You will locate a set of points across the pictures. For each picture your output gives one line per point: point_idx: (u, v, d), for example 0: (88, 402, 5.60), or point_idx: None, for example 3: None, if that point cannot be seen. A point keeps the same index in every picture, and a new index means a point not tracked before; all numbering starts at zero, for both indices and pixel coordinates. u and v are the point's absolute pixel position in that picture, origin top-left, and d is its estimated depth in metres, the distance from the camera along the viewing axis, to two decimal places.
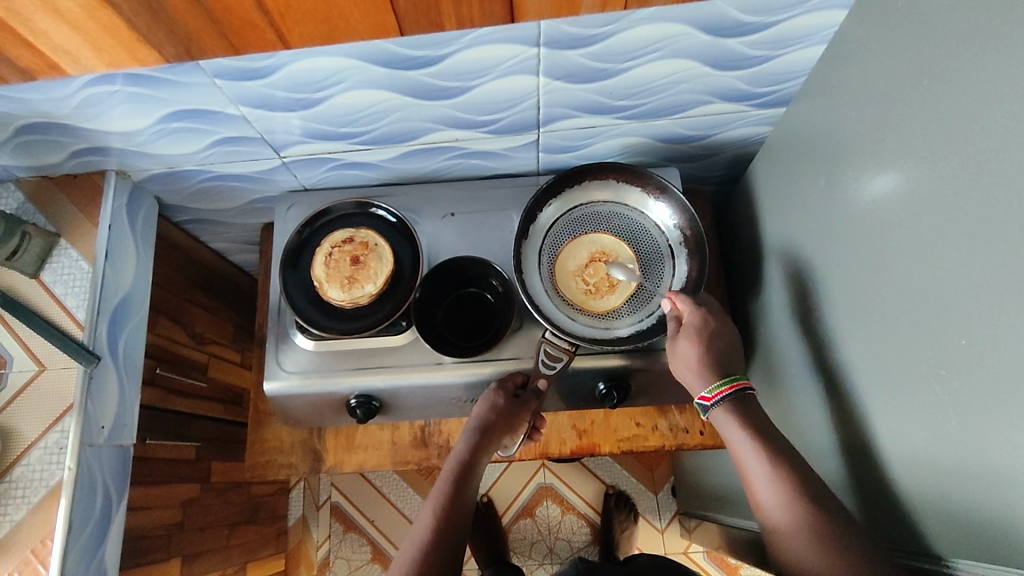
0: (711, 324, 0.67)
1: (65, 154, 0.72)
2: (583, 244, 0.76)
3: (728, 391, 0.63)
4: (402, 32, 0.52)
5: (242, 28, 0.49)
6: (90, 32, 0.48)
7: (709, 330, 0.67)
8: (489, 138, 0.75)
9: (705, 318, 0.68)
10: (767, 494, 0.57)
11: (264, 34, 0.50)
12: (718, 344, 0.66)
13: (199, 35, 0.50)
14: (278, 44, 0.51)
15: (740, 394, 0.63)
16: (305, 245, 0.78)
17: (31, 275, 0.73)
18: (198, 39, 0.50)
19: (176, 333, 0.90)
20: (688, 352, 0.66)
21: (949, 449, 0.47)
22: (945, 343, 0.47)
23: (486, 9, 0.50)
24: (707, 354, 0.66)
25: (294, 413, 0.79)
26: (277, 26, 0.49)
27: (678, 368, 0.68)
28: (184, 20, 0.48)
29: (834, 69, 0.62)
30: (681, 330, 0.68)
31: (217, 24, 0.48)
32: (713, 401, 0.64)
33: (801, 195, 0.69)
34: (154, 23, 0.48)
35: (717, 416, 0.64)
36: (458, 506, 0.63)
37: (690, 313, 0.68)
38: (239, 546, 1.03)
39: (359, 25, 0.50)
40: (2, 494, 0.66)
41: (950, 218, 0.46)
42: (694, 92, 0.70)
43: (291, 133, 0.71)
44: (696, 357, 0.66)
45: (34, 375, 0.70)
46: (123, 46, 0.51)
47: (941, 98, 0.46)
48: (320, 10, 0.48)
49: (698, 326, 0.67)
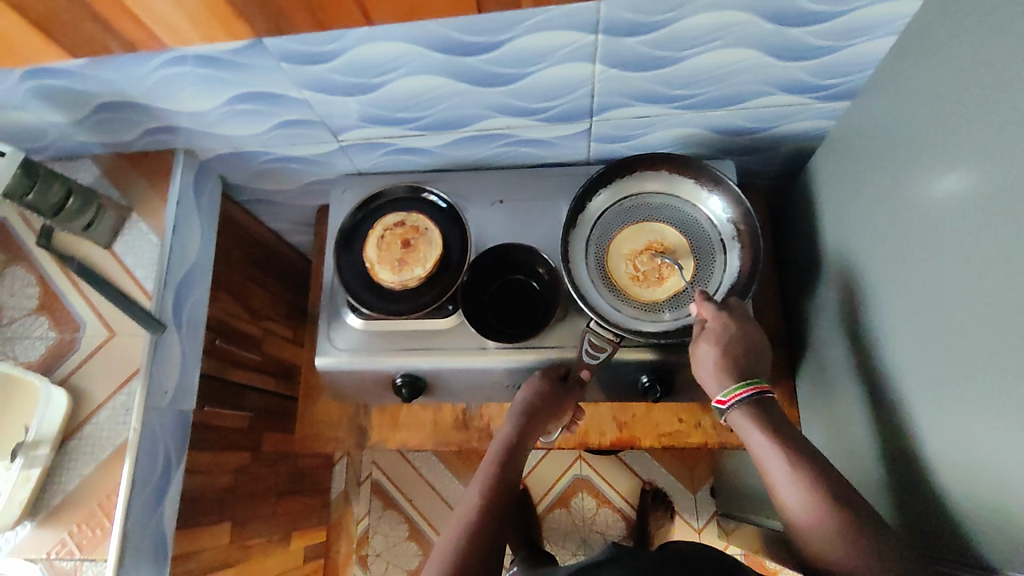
0: (734, 329, 0.66)
1: (139, 132, 0.76)
2: (644, 232, 0.76)
3: (747, 393, 0.62)
4: (480, 7, 0.53)
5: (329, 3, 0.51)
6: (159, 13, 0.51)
7: (730, 334, 0.65)
8: (542, 126, 0.75)
9: (728, 324, 0.66)
10: (797, 500, 0.56)
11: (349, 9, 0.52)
12: (739, 350, 0.65)
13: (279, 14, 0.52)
14: (361, 18, 0.53)
15: (759, 397, 0.62)
16: (359, 227, 0.80)
17: (104, 245, 0.77)
18: (289, 12, 0.52)
19: (234, 308, 0.94)
20: (710, 356, 0.65)
21: (1004, 462, 0.45)
22: (1009, 349, 0.45)
23: None
24: (729, 360, 0.64)
25: (342, 389, 0.81)
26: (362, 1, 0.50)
27: (698, 372, 0.66)
28: None
29: (904, 61, 0.59)
30: (703, 332, 0.66)
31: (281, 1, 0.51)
32: (729, 403, 0.63)
33: (861, 192, 0.66)
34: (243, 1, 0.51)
35: (735, 419, 0.63)
36: (502, 489, 0.63)
37: (713, 317, 0.66)
38: (285, 515, 1.08)
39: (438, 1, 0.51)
40: (72, 449, 0.71)
41: (1022, 218, 0.43)
42: (753, 83, 0.68)
43: (349, 117, 0.72)
44: (718, 361, 0.64)
45: (104, 340, 0.74)
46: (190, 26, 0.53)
47: (1019, 91, 0.44)
48: None
49: (720, 331, 0.65)
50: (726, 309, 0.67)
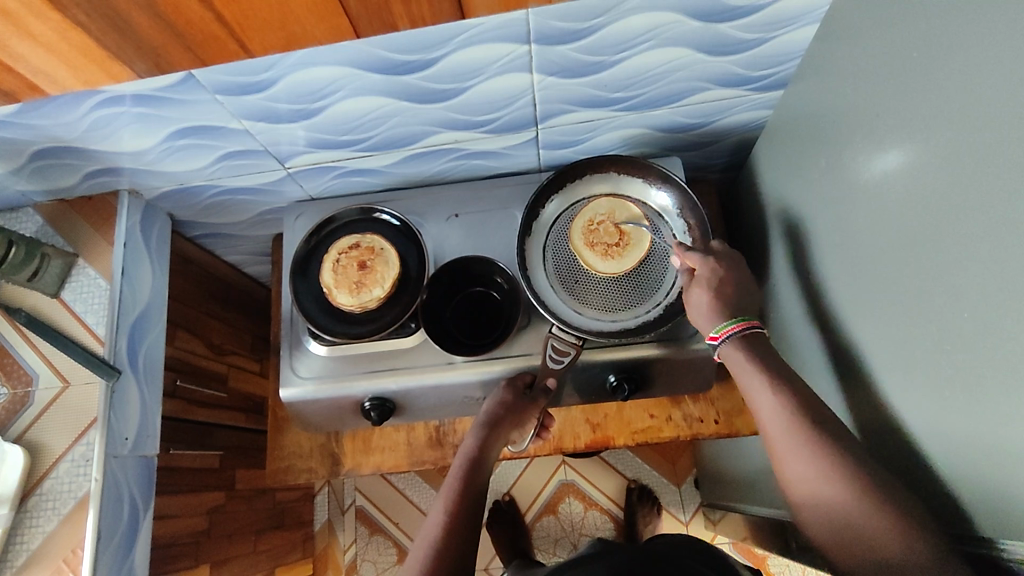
0: (721, 273, 0.67)
1: (79, 176, 0.74)
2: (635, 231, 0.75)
3: (735, 330, 0.63)
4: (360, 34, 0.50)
5: (204, 40, 0.48)
6: (66, 52, 0.49)
7: (719, 278, 0.67)
8: (488, 138, 0.76)
9: (715, 268, 0.67)
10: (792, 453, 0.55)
11: (227, 45, 0.49)
12: (730, 291, 0.66)
13: (166, 49, 0.49)
14: (242, 53, 0.51)
15: (745, 333, 0.63)
16: (313, 254, 0.79)
17: (52, 294, 0.76)
18: (166, 53, 0.50)
19: (195, 346, 0.92)
20: (701, 301, 0.66)
21: (963, 425, 0.46)
22: (952, 320, 0.46)
23: (435, 8, 0.48)
24: (720, 301, 0.65)
25: (311, 418, 0.80)
26: (237, 35, 0.48)
27: (693, 317, 0.68)
28: (150, 35, 0.48)
29: (829, 47, 0.61)
30: (693, 279, 0.68)
31: (181, 37, 0.48)
32: (720, 339, 0.64)
33: (804, 176, 0.68)
34: (123, 41, 0.48)
35: (727, 354, 0.64)
36: (469, 500, 0.63)
37: (700, 264, 0.68)
38: (266, 552, 1.05)
39: (316, 30, 0.49)
40: (32, 506, 0.69)
41: (952, 193, 0.45)
42: (690, 79, 0.69)
43: (295, 143, 0.72)
44: (709, 306, 0.65)
45: (59, 391, 0.72)
46: (97, 64, 0.51)
47: (938, 69, 0.46)
48: (270, 13, 0.46)
49: (709, 275, 0.67)
50: (710, 256, 0.68)
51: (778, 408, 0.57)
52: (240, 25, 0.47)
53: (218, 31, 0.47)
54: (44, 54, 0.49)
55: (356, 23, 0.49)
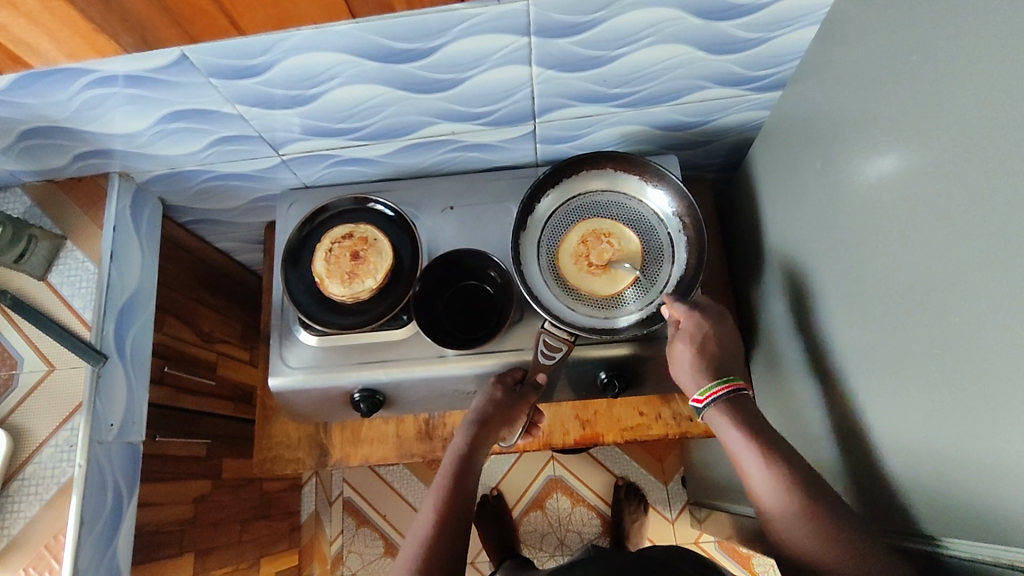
0: (706, 329, 0.66)
1: (69, 157, 0.73)
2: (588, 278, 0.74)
3: (723, 390, 0.63)
4: (353, 14, 0.52)
5: (194, 15, 0.49)
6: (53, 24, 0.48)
7: (703, 333, 0.66)
8: (485, 131, 0.75)
9: (700, 321, 0.67)
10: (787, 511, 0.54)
11: (216, 21, 0.50)
12: (713, 349, 0.66)
13: (153, 24, 0.49)
14: (232, 30, 0.51)
15: (734, 394, 0.63)
16: (306, 243, 0.78)
17: (39, 277, 0.74)
18: (153, 27, 0.50)
19: (183, 333, 0.91)
20: (685, 357, 0.66)
21: (944, 430, 0.46)
22: (938, 324, 0.46)
23: None
24: (705, 359, 0.65)
25: (300, 408, 0.80)
26: (227, 11, 0.49)
27: (676, 373, 0.67)
28: (137, 8, 0.48)
29: (829, 49, 0.61)
30: (677, 333, 0.67)
31: (169, 11, 0.48)
32: (706, 402, 0.63)
33: (798, 178, 0.68)
34: (107, 12, 0.48)
35: (712, 417, 0.63)
36: (460, 498, 0.63)
37: (685, 317, 0.67)
38: (252, 541, 1.05)
39: (308, 8, 0.50)
40: (14, 491, 0.68)
41: (945, 197, 0.45)
42: (689, 77, 0.69)
43: (290, 130, 0.71)
44: (694, 363, 0.65)
45: (44, 375, 0.71)
46: (85, 36, 0.50)
47: (936, 74, 0.46)
48: None
49: (694, 331, 0.66)
50: (696, 309, 0.68)
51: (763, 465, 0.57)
52: (231, 1, 0.48)
53: (209, 7, 0.48)
54: (28, 25, 0.48)
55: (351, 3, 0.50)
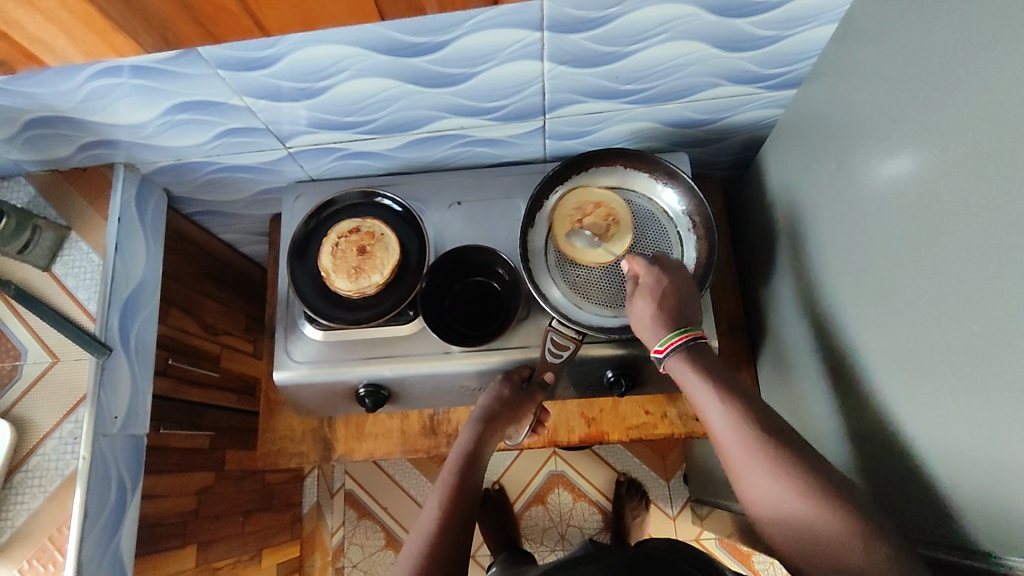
0: (664, 280, 0.65)
1: (74, 147, 0.72)
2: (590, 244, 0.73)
3: (680, 341, 0.62)
4: (382, 16, 0.51)
5: (217, 14, 0.47)
6: (62, 20, 0.47)
7: (661, 285, 0.65)
8: (495, 126, 0.74)
9: (659, 276, 0.66)
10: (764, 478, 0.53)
11: (239, 20, 0.49)
12: (672, 301, 0.64)
13: (174, 23, 0.48)
14: (256, 30, 0.50)
15: (691, 343, 0.62)
16: (312, 236, 0.78)
17: (42, 267, 0.74)
18: (173, 26, 0.49)
19: (187, 325, 0.91)
20: (644, 311, 0.64)
21: (963, 438, 0.46)
22: (958, 331, 0.45)
23: None
24: (663, 311, 0.64)
25: (305, 402, 0.79)
26: (252, 11, 0.47)
27: (637, 329, 0.66)
28: (158, 7, 0.46)
29: (846, 48, 0.60)
30: (636, 289, 0.66)
31: (191, 10, 0.47)
32: (666, 352, 0.62)
33: (812, 178, 0.67)
34: (128, 12, 0.47)
35: (674, 368, 0.62)
36: (465, 495, 0.63)
37: (644, 272, 0.67)
38: (254, 533, 1.05)
39: (336, 8, 0.48)
40: (18, 483, 0.68)
41: (963, 203, 0.44)
42: (703, 74, 0.68)
43: (297, 123, 0.70)
44: (653, 317, 0.64)
45: (48, 367, 0.71)
46: (94, 31, 0.49)
47: (956, 76, 0.45)
48: None
49: (651, 284, 0.65)
50: (657, 264, 0.67)
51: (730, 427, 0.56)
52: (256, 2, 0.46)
53: (233, 6, 0.47)
54: (37, 21, 0.48)
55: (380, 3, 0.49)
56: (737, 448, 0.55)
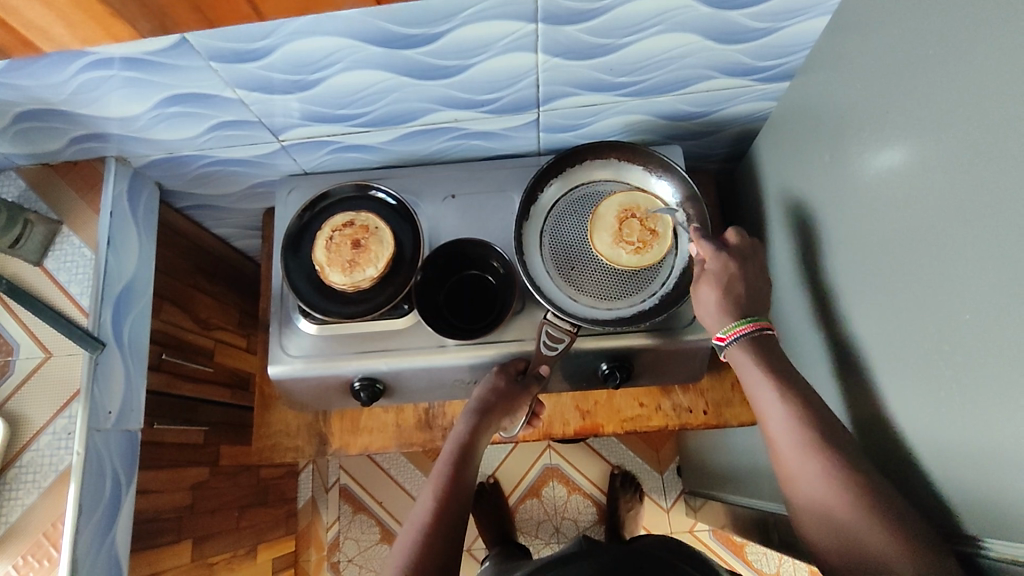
0: (732, 267, 0.65)
1: (65, 140, 0.72)
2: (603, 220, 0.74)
3: (746, 330, 0.61)
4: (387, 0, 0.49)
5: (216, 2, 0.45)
6: (54, 8, 0.46)
7: (729, 274, 0.64)
8: (489, 118, 0.74)
9: (727, 262, 0.65)
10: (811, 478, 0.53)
11: (238, 7, 0.47)
12: (739, 289, 0.64)
13: (172, 10, 0.46)
14: (253, 16, 0.48)
15: (757, 334, 0.61)
16: (306, 230, 0.78)
17: (34, 262, 0.73)
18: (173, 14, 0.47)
19: (180, 320, 0.90)
20: (709, 297, 0.64)
21: (956, 426, 0.47)
22: (951, 321, 0.46)
23: None
24: (729, 299, 0.64)
25: (299, 397, 0.79)
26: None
27: (700, 312, 0.66)
28: None
29: (839, 40, 0.60)
30: (703, 274, 0.66)
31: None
32: (728, 340, 0.62)
33: (806, 170, 0.67)
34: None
35: (735, 356, 0.62)
36: (459, 486, 0.63)
37: (712, 257, 0.66)
38: (249, 528, 1.05)
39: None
40: (12, 479, 0.67)
41: (955, 194, 0.45)
42: (697, 67, 0.68)
43: (290, 115, 0.70)
44: (719, 303, 0.64)
45: (41, 362, 0.71)
46: (87, 23, 0.49)
47: (948, 68, 0.45)
48: None
49: (720, 269, 0.65)
50: (724, 250, 0.66)
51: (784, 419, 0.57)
52: None
53: None
54: (31, 10, 0.47)
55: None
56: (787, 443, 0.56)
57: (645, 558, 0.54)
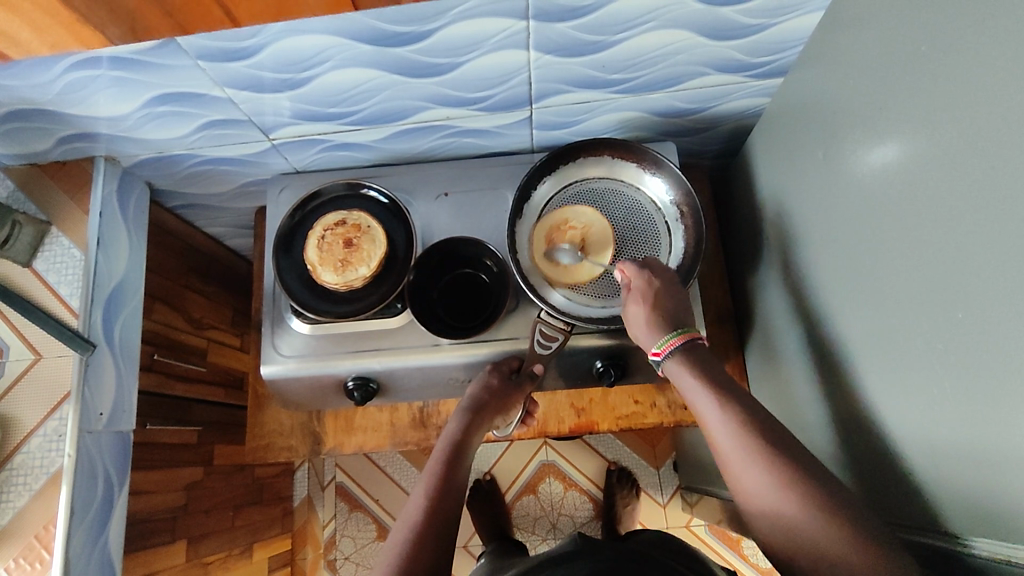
0: (655, 284, 0.65)
1: (52, 140, 0.71)
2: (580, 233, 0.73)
3: (678, 342, 0.62)
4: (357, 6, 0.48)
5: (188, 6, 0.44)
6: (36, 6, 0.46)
7: (655, 290, 0.65)
8: (481, 116, 0.74)
9: (651, 280, 0.66)
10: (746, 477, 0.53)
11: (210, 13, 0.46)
12: (668, 304, 0.64)
13: (142, 14, 0.45)
14: (225, 22, 0.47)
15: (689, 345, 0.62)
16: (298, 228, 0.77)
17: (24, 263, 0.73)
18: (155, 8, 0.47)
19: (173, 319, 0.90)
20: (638, 315, 0.65)
21: (947, 425, 0.46)
22: (943, 320, 0.46)
23: None
24: (659, 314, 0.64)
25: (293, 396, 0.79)
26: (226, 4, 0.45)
27: (632, 332, 0.66)
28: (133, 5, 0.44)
29: (832, 36, 0.60)
30: (629, 294, 0.66)
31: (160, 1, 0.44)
32: (662, 355, 0.63)
33: (800, 167, 0.67)
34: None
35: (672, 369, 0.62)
36: (451, 485, 0.63)
37: (635, 275, 0.66)
38: (244, 527, 1.04)
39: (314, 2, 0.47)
40: (3, 481, 0.67)
41: (950, 190, 0.44)
42: (690, 63, 0.68)
43: (280, 114, 0.69)
44: (648, 317, 0.64)
45: (31, 364, 0.70)
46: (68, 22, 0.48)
47: (944, 64, 0.44)
48: None
49: (643, 287, 0.65)
50: (647, 267, 0.67)
51: (719, 417, 0.56)
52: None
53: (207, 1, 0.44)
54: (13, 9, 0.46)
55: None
56: (737, 458, 0.54)
57: (639, 558, 0.54)
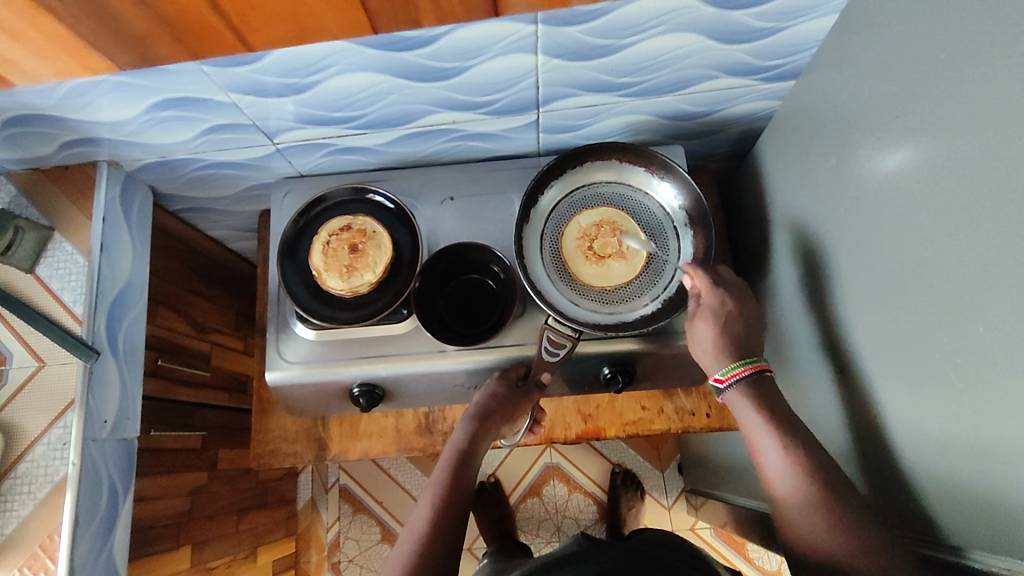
0: (728, 305, 0.65)
1: (55, 145, 0.70)
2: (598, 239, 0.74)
3: (745, 373, 0.61)
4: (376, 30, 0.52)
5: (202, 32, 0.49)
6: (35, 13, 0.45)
7: (726, 311, 0.65)
8: (488, 120, 0.73)
9: (723, 300, 0.65)
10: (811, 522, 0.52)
11: (224, 37, 0.50)
12: (737, 326, 0.64)
13: (151, 36, 0.49)
14: (239, 44, 0.51)
15: (755, 376, 0.61)
16: (303, 233, 0.76)
17: (27, 269, 0.72)
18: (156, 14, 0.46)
19: (176, 324, 0.89)
20: (706, 334, 0.64)
21: (960, 439, 0.45)
22: (957, 332, 0.45)
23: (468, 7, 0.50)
24: (728, 338, 0.64)
25: (298, 403, 0.78)
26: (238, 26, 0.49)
27: (696, 352, 0.66)
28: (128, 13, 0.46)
29: (846, 39, 0.59)
30: (699, 311, 0.66)
31: (175, 27, 0.48)
32: (725, 383, 0.62)
33: (811, 172, 0.66)
34: None
35: (732, 398, 0.62)
36: (457, 494, 0.62)
37: (708, 292, 0.66)
38: (248, 531, 1.04)
39: (331, 25, 0.50)
40: (7, 490, 0.67)
41: (965, 200, 0.43)
42: (700, 67, 0.67)
43: (285, 118, 0.69)
44: (715, 340, 0.64)
45: (34, 371, 0.69)
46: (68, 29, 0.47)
47: (961, 71, 0.43)
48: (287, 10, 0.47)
49: (715, 306, 0.65)
50: (722, 286, 0.66)
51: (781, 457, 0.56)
52: (243, 20, 0.48)
53: (217, 22, 0.48)
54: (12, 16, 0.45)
55: (374, 18, 0.50)
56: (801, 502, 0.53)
57: (646, 558, 0.54)
